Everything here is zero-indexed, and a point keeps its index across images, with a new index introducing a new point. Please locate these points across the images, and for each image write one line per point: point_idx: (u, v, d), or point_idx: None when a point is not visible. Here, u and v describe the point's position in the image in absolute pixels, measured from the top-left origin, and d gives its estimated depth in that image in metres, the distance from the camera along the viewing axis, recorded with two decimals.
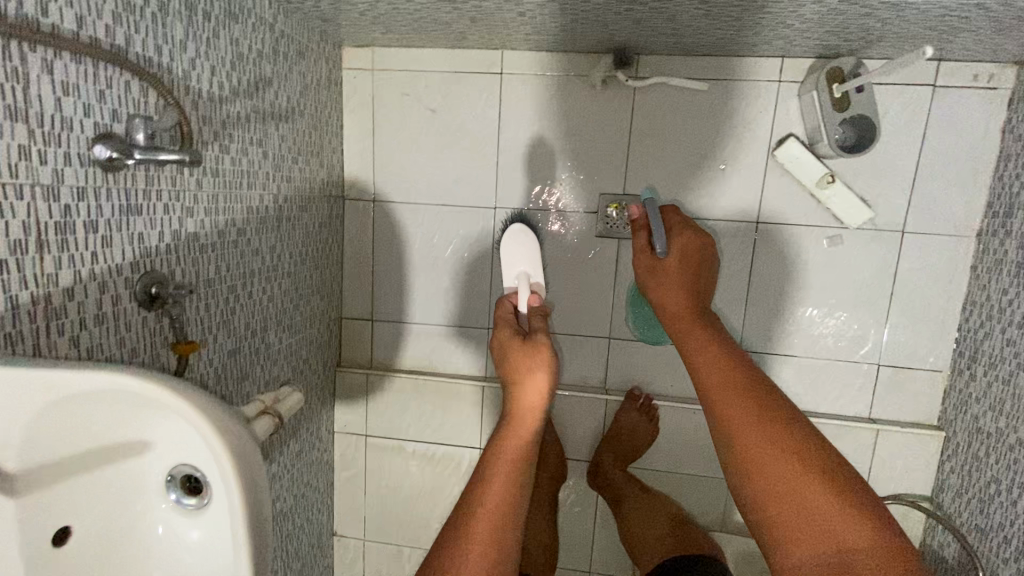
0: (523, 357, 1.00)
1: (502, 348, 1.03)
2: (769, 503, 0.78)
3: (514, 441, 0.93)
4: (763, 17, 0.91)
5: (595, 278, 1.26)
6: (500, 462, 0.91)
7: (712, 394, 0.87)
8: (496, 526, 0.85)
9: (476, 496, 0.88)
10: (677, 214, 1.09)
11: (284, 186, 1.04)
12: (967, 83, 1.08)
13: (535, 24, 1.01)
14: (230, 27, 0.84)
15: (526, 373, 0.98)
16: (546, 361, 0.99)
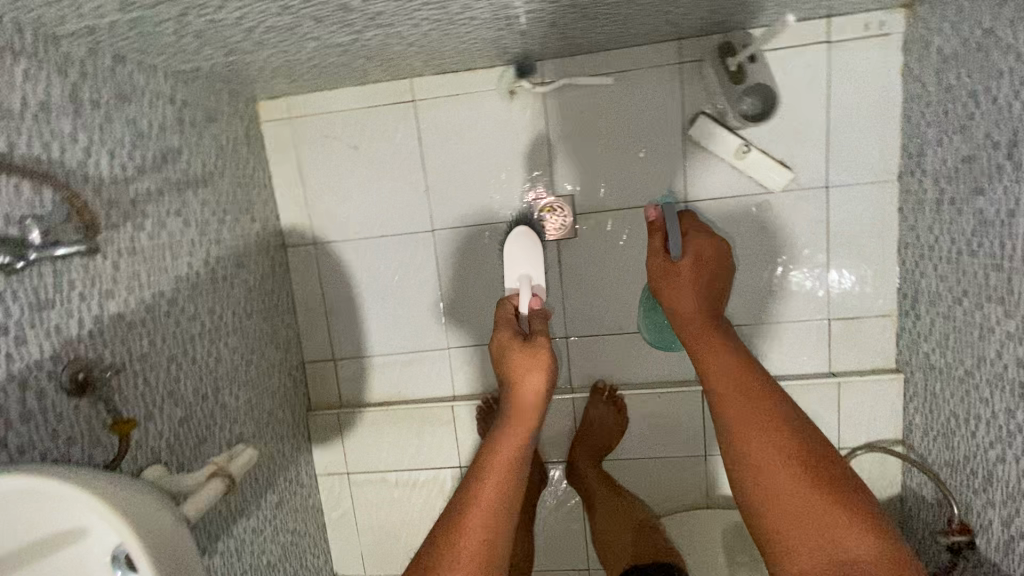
0: (525, 360, 0.99)
1: (502, 348, 1.01)
2: (770, 508, 0.84)
3: (509, 443, 0.94)
4: (639, 9, 0.94)
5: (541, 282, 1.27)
6: (497, 462, 0.92)
7: (726, 400, 0.92)
8: (489, 526, 0.86)
9: (471, 495, 0.89)
10: (693, 219, 1.06)
11: (214, 248, 1.06)
12: (860, 33, 1.10)
13: (430, 52, 1.04)
14: (124, 109, 0.86)
15: (525, 374, 0.97)
16: (547, 365, 0.97)
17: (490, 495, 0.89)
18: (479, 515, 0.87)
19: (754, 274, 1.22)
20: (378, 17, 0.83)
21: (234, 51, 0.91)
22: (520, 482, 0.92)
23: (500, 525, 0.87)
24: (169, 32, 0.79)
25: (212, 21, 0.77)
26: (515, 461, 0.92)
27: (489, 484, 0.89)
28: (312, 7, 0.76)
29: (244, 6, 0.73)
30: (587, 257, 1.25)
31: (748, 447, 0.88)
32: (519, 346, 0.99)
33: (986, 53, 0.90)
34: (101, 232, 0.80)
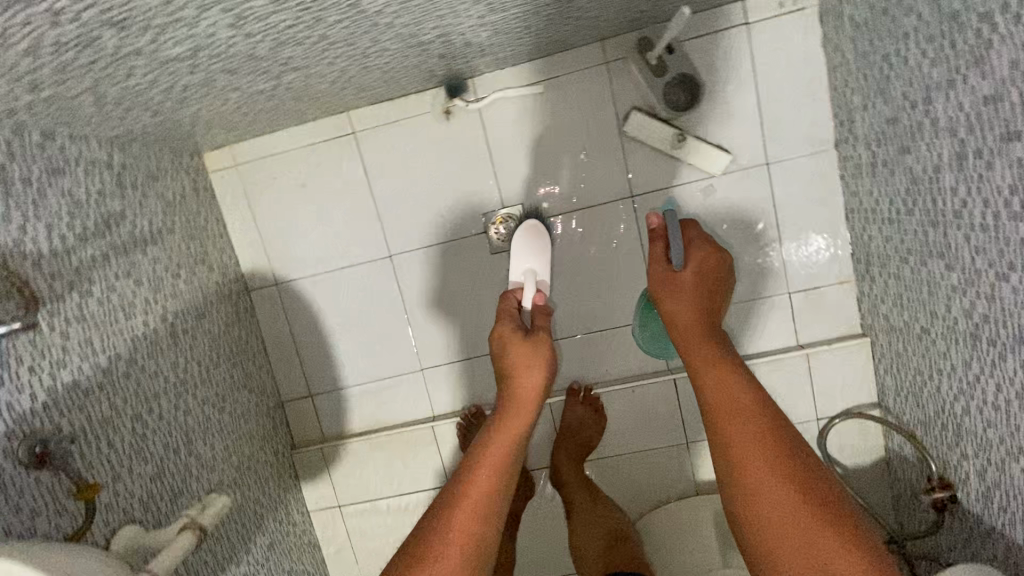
0: (524, 356, 1.02)
1: (503, 342, 1.04)
2: (766, 533, 0.76)
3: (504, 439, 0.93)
4: (549, 19, 0.96)
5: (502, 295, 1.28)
6: (489, 458, 0.90)
7: (719, 412, 0.87)
8: (476, 526, 0.84)
9: (462, 489, 0.87)
10: (695, 228, 1.09)
11: (171, 303, 1.07)
12: (776, 11, 1.12)
13: (357, 86, 1.06)
14: (59, 181, 0.88)
15: (523, 368, 1.00)
16: (545, 362, 1.01)
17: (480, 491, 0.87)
18: (467, 513, 0.84)
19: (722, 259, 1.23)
20: (292, 61, 0.85)
21: (160, 110, 0.92)
22: (511, 478, 0.91)
23: (489, 522, 0.85)
24: (88, 103, 0.81)
25: (127, 87, 0.79)
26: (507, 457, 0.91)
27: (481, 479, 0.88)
28: (221, 61, 0.78)
29: (153, 70, 0.75)
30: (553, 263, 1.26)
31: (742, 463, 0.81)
32: (519, 340, 1.03)
33: (891, 16, 0.91)
34: (45, 305, 0.81)
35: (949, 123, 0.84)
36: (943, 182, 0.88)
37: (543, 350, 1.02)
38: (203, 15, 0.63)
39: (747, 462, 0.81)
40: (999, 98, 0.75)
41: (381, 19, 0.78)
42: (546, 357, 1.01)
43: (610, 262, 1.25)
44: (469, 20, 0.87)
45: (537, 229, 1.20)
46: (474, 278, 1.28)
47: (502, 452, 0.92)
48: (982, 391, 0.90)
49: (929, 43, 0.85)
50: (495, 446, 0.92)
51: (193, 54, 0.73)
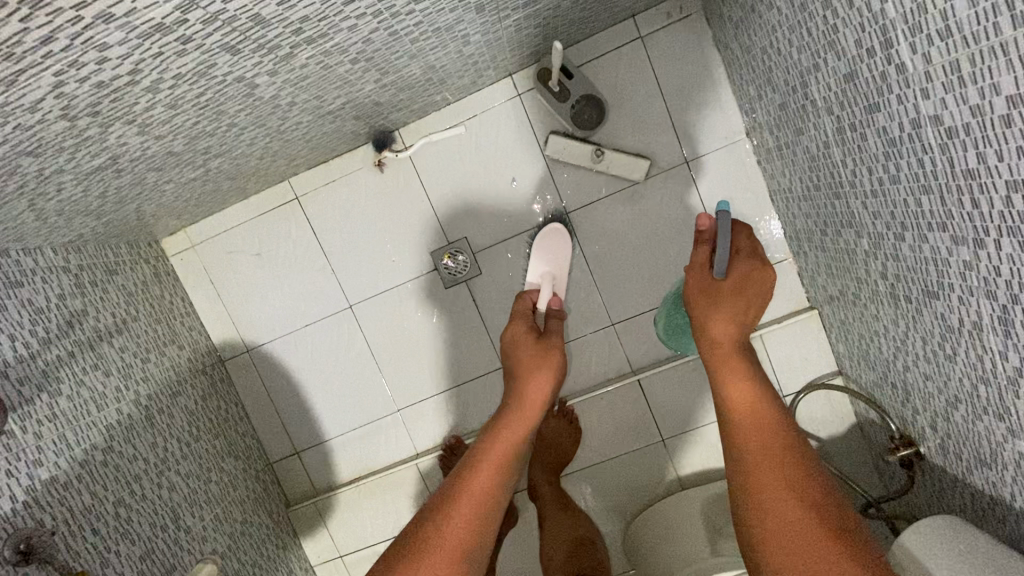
0: (535, 360, 1.06)
1: (516, 345, 1.10)
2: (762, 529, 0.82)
3: (506, 440, 0.97)
4: (448, 68, 1.03)
5: (462, 327, 1.33)
6: (493, 455, 0.94)
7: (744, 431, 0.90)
8: (477, 515, 0.88)
9: (465, 483, 0.91)
10: (748, 238, 1.03)
11: (143, 387, 1.13)
12: (665, 21, 1.19)
13: (287, 156, 1.13)
14: (17, 291, 0.95)
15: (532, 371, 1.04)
16: (552, 367, 1.05)
17: (484, 483, 0.91)
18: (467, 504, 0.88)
19: (668, 258, 1.27)
20: (212, 149, 0.92)
21: (103, 212, 1.00)
22: (509, 477, 0.95)
23: (487, 516, 0.89)
24: (31, 219, 0.88)
25: (62, 200, 0.86)
26: (509, 456, 0.95)
27: (485, 473, 0.92)
28: (143, 162, 0.85)
29: (82, 181, 0.82)
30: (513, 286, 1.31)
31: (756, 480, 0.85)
32: (534, 346, 1.08)
33: (759, 12, 0.97)
34: (15, 410, 0.87)
35: (824, 102, 0.89)
36: (834, 156, 0.93)
37: (552, 357, 1.06)
38: (110, 130, 0.70)
39: (759, 478, 0.85)
40: (854, 76, 0.80)
41: (282, 101, 0.85)
42: (554, 363, 1.05)
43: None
44: (368, 85, 0.94)
45: (558, 234, 1.24)
46: (433, 315, 1.33)
47: (506, 450, 0.96)
48: (913, 346, 0.93)
49: (791, 33, 0.91)
50: (499, 443, 0.96)
51: (113, 162, 0.80)
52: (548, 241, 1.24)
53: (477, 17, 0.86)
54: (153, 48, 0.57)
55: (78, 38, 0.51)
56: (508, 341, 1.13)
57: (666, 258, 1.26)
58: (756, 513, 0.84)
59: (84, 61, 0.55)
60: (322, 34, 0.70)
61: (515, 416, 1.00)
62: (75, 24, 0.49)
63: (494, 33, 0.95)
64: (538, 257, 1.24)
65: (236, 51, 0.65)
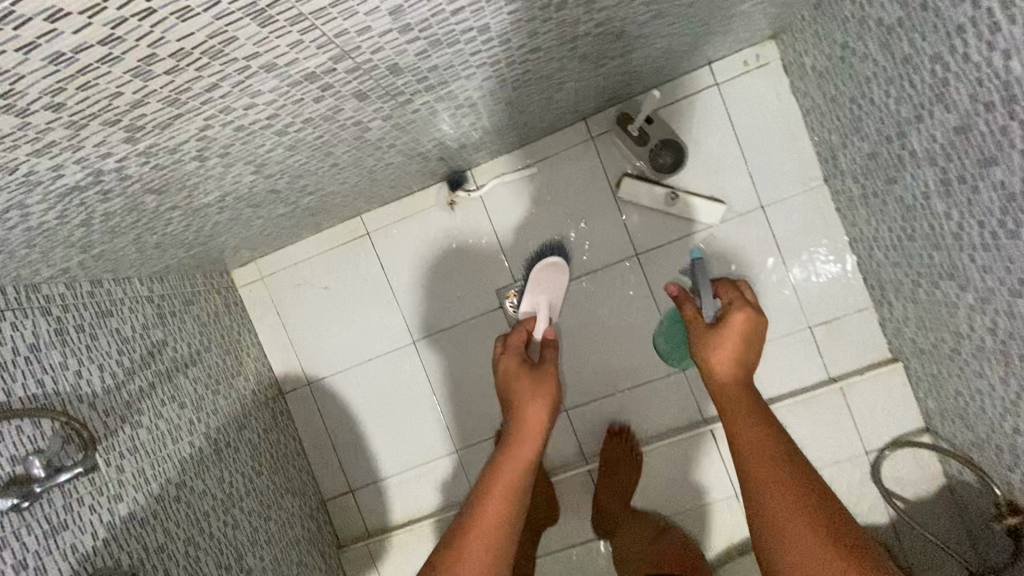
0: (530, 385, 0.97)
1: (511, 374, 1.00)
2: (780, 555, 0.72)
3: (513, 464, 0.86)
4: (535, 112, 1.04)
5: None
6: (501, 482, 0.84)
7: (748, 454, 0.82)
8: (491, 548, 0.77)
9: (474, 512, 0.81)
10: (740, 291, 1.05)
11: (213, 419, 1.11)
12: (741, 70, 1.20)
13: (366, 194, 1.15)
14: (106, 321, 0.96)
15: (529, 397, 0.95)
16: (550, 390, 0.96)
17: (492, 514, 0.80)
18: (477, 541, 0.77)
19: None
20: (308, 188, 0.94)
21: (193, 245, 1.01)
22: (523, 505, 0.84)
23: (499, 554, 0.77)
24: (132, 251, 0.90)
25: (165, 234, 0.88)
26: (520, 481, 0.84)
27: (493, 502, 0.81)
28: (246, 200, 0.87)
29: (188, 217, 0.84)
30: (579, 327, 1.29)
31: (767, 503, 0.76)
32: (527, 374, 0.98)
33: (850, 63, 0.97)
34: (101, 442, 0.86)
35: (927, 153, 0.88)
36: (937, 207, 0.90)
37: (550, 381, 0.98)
38: (230, 170, 0.72)
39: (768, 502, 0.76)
40: (968, 129, 0.78)
41: (384, 143, 0.86)
42: (551, 389, 0.96)
43: (627, 322, 1.28)
44: (462, 129, 0.96)
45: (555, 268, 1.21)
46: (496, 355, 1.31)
47: (514, 476, 0.85)
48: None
49: (890, 84, 0.90)
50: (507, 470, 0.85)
51: (221, 199, 0.82)
52: (546, 274, 1.22)
53: (578, 65, 0.87)
54: (296, 94, 0.59)
55: (239, 85, 0.52)
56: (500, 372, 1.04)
57: None
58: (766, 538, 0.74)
59: (236, 107, 0.56)
60: (441, 82, 0.71)
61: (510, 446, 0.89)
62: (241, 73, 0.50)
63: (589, 78, 0.96)
64: (535, 287, 1.21)
65: (364, 97, 0.66)
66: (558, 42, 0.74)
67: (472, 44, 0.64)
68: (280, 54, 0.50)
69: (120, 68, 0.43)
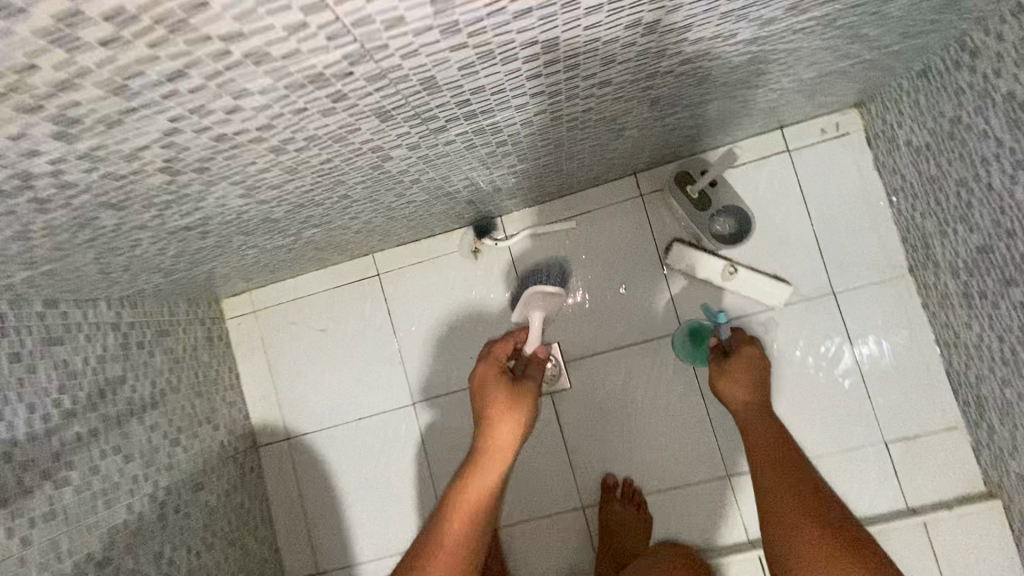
0: (502, 398, 0.81)
1: (485, 382, 0.85)
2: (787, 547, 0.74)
3: (478, 483, 0.78)
4: (585, 161, 0.90)
5: (541, 451, 1.12)
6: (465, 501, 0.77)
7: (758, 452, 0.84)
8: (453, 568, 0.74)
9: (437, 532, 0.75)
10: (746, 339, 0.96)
11: (164, 476, 0.94)
12: (818, 137, 1.07)
13: (380, 232, 1.00)
14: (53, 351, 0.80)
15: (503, 409, 0.81)
16: (524, 407, 0.81)
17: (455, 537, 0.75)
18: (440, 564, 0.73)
19: (805, 404, 1.05)
20: (311, 219, 0.79)
21: (171, 272, 0.87)
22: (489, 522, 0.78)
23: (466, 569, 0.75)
24: (93, 272, 0.75)
25: (134, 257, 0.74)
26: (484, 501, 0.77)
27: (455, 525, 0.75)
28: (235, 226, 0.72)
29: (160, 240, 0.70)
30: (607, 407, 1.11)
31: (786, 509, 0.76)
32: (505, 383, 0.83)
33: (962, 140, 0.82)
34: (7, 505, 0.69)
35: None
36: None
37: (527, 394, 0.82)
38: (210, 189, 0.58)
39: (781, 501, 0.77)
40: None
41: (408, 177, 0.72)
42: (526, 405, 0.82)
43: (666, 410, 1.09)
44: (500, 171, 0.82)
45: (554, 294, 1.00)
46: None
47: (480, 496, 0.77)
48: None
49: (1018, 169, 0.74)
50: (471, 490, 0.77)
51: (202, 223, 0.68)
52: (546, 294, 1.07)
53: (647, 111, 0.73)
54: (296, 102, 0.45)
55: (216, 79, 0.38)
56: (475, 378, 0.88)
57: (801, 403, 1.05)
58: (782, 528, 0.75)
59: (212, 108, 0.42)
60: (484, 111, 0.57)
61: (474, 462, 0.79)
62: (216, 61, 0.36)
63: (653, 128, 0.82)
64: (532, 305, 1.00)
65: (387, 117, 0.52)
66: (633, 78, 0.60)
67: (530, 65, 0.50)
68: (273, 39, 0.35)
69: (25, 27, 0.29)
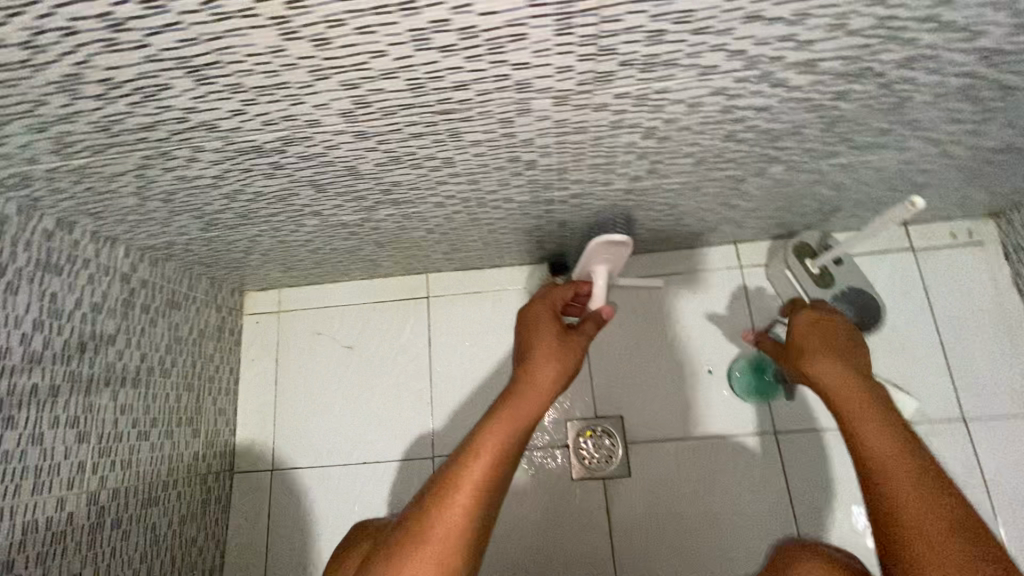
0: (549, 344, 0.69)
1: (533, 324, 0.73)
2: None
3: (514, 418, 0.63)
4: (704, 201, 0.78)
5: (560, 533, 0.89)
6: (497, 434, 0.62)
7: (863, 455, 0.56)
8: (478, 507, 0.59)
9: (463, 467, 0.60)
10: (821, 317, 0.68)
11: (112, 475, 0.73)
12: (949, 242, 0.96)
13: (451, 241, 0.88)
14: (45, 280, 0.66)
15: (547, 352, 0.68)
16: (569, 356, 0.69)
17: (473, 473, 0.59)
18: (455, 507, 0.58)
19: None
20: (395, 189, 0.67)
21: (214, 224, 0.74)
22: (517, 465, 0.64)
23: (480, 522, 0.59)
24: (129, 191, 0.63)
25: (183, 180, 0.61)
26: (518, 439, 0.62)
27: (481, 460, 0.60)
28: (312, 168, 0.60)
29: (222, 162, 0.58)
30: (670, 507, 0.89)
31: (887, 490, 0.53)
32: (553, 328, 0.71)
33: None
34: None
35: None
36: None
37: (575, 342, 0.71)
38: (315, 87, 0.46)
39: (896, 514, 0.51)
40: None
41: (528, 154, 0.60)
42: (574, 354, 0.69)
43: (728, 513, 0.88)
44: (619, 184, 0.70)
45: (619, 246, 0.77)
46: (525, 499, 0.91)
47: (511, 434, 0.62)
48: None
49: None
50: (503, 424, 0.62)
51: (280, 149, 0.56)
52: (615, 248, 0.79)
53: (814, 138, 0.62)
54: None
55: None
56: (524, 320, 0.75)
57: None
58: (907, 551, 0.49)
59: None
60: (668, 63, 0.47)
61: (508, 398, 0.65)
62: None
63: (797, 174, 0.72)
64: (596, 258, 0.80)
65: (564, 29, 0.41)
66: (839, 70, 0.50)
67: None
68: None
69: None
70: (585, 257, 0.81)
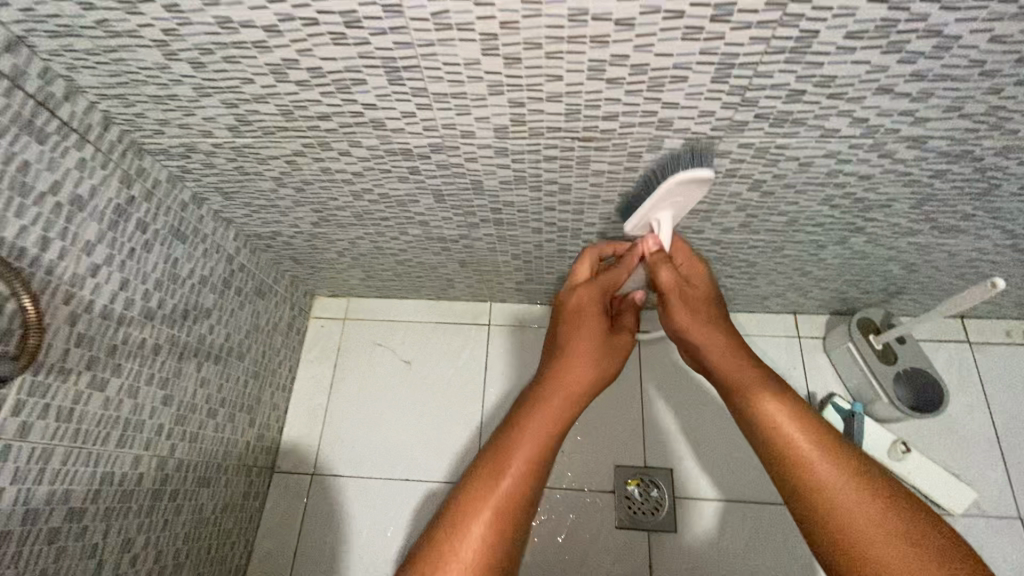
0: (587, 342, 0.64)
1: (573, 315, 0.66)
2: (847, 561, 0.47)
3: (539, 426, 0.57)
4: (781, 263, 0.83)
5: None
6: (520, 444, 0.55)
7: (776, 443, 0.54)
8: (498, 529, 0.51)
9: (482, 483, 0.53)
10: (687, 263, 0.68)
11: (181, 445, 0.74)
12: (1003, 339, 0.98)
13: (530, 271, 0.93)
14: (172, 246, 0.70)
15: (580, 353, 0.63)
16: (610, 364, 0.64)
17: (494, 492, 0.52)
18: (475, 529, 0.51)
19: None
20: (506, 209, 0.73)
21: (326, 220, 0.79)
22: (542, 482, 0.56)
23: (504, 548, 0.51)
24: (270, 175, 0.69)
25: (323, 172, 0.67)
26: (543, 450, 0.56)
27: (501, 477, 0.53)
28: (443, 177, 0.66)
29: (368, 160, 0.64)
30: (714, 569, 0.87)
31: (830, 508, 0.49)
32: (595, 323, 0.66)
33: None
34: (40, 371, 0.53)
35: None
36: None
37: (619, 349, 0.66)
38: (486, 101, 0.53)
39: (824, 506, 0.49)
40: None
41: (639, 192, 0.66)
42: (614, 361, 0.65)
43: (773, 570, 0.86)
44: (708, 233, 0.75)
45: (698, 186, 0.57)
46: (563, 543, 0.89)
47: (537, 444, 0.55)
48: None
49: None
50: (519, 451, 0.55)
51: (424, 154, 0.62)
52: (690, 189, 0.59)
53: (902, 213, 0.67)
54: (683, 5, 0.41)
55: None
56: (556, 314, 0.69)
57: None
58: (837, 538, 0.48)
59: None
60: (797, 121, 0.53)
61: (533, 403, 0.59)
62: None
63: (875, 248, 0.76)
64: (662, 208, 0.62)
65: (721, 78, 0.48)
66: (944, 149, 0.55)
67: (899, 69, 0.46)
68: None
69: None
70: (642, 207, 0.63)
